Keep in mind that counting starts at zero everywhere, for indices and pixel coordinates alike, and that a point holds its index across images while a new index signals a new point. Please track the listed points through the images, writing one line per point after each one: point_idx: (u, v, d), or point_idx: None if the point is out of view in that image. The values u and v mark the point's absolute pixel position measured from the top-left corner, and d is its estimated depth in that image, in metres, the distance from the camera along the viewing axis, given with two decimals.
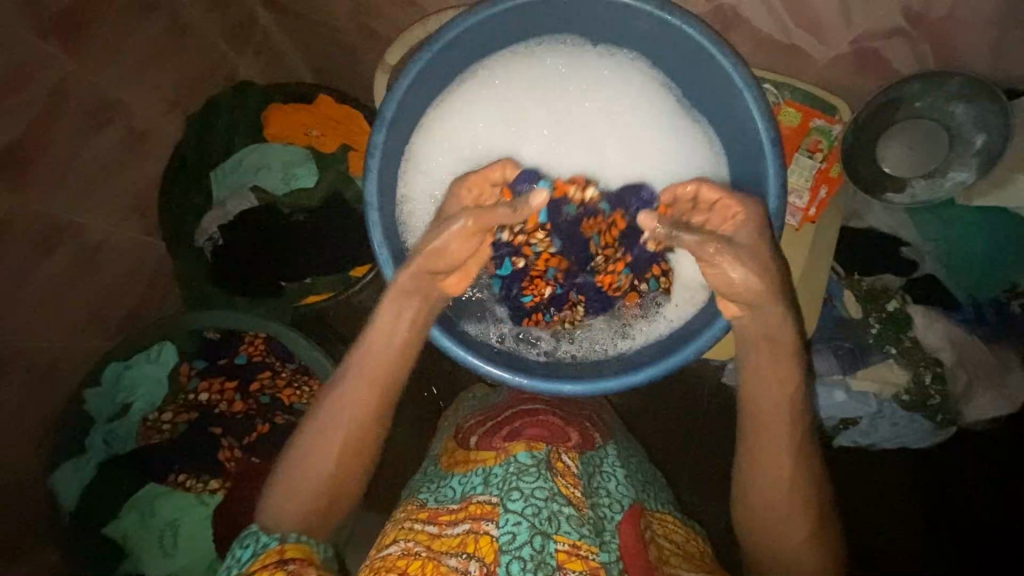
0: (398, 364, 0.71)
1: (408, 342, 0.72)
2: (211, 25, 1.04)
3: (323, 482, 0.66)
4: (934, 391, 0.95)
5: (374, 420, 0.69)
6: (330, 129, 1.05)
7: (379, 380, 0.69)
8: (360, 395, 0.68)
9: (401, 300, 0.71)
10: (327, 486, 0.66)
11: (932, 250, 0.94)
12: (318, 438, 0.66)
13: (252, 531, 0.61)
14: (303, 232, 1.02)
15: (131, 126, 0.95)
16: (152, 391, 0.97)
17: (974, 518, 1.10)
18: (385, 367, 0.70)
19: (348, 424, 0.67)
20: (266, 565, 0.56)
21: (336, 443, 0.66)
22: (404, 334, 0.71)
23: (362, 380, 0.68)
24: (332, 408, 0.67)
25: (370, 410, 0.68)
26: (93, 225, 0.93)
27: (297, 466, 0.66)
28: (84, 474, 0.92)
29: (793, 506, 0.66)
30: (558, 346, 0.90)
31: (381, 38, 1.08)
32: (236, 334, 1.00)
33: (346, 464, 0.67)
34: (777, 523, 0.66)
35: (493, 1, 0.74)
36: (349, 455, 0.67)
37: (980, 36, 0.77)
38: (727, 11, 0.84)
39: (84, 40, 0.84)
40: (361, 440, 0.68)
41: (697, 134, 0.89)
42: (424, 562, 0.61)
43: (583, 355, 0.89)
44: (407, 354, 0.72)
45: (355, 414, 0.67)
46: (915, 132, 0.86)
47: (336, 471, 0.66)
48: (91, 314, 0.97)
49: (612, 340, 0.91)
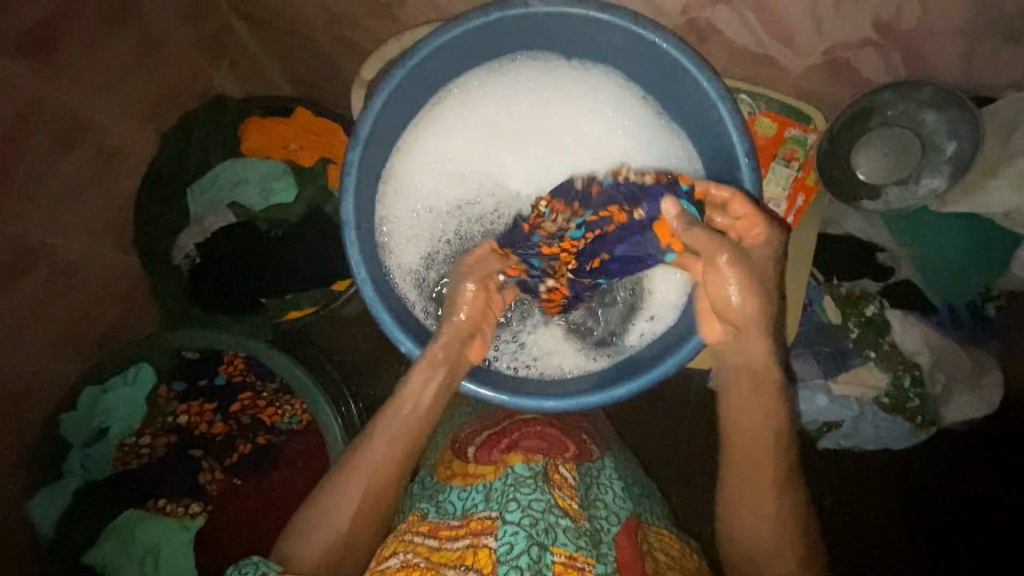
0: (425, 422, 0.75)
1: (436, 406, 0.76)
2: (185, 41, 1.03)
3: (345, 532, 0.68)
4: (912, 394, 0.97)
5: (390, 484, 0.71)
6: (308, 142, 1.04)
7: (406, 439, 0.73)
8: (390, 449, 0.72)
9: (429, 372, 0.76)
10: (351, 534, 0.68)
11: (908, 256, 0.95)
12: (349, 485, 0.70)
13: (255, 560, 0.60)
14: (282, 247, 1.01)
15: (103, 145, 0.93)
16: (129, 415, 0.95)
17: (958, 515, 1.12)
18: (411, 435, 0.73)
19: (371, 482, 0.70)
20: None
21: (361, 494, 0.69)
22: (431, 400, 0.75)
23: (392, 438, 0.72)
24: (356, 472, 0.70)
25: (390, 478, 0.71)
26: (65, 247, 0.91)
27: (330, 506, 0.69)
28: (60, 501, 0.90)
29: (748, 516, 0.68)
30: (529, 358, 0.92)
31: (358, 48, 1.07)
32: (213, 354, 0.97)
33: (368, 517, 0.69)
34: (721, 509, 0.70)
35: (465, 16, 0.73)
36: (370, 510, 0.69)
37: (950, 47, 0.79)
38: (702, 23, 0.84)
39: (52, 60, 0.82)
40: (385, 490, 0.71)
41: (674, 147, 0.89)
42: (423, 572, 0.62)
43: (549, 372, 0.91)
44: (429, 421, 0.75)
45: (383, 469, 0.71)
46: (889, 139, 0.86)
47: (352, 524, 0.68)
48: (67, 336, 0.96)
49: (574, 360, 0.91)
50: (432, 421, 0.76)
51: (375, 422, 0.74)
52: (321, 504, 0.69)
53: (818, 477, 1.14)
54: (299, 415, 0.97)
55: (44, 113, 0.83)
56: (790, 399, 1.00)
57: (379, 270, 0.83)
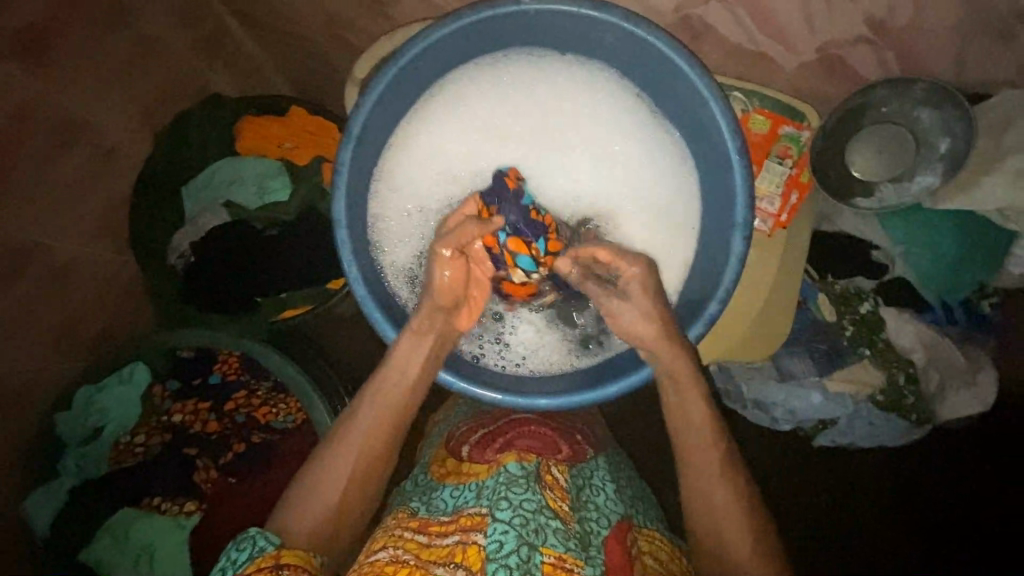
0: (413, 396, 0.74)
1: (423, 378, 0.76)
2: (180, 40, 1.03)
3: (334, 508, 0.67)
4: (908, 391, 0.97)
5: (376, 464, 0.70)
6: (303, 141, 1.04)
7: (394, 413, 0.72)
8: (375, 423, 0.71)
9: (412, 344, 0.76)
10: (340, 512, 0.67)
11: (902, 255, 0.94)
12: (337, 460, 0.69)
13: (251, 534, 0.59)
14: (278, 247, 1.01)
15: (98, 144, 0.93)
16: (123, 414, 0.95)
17: (951, 513, 1.12)
18: (396, 411, 0.72)
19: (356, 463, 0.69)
20: (261, 568, 0.56)
21: (351, 470, 0.68)
22: (418, 373, 0.75)
23: (380, 411, 0.72)
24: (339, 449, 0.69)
25: (377, 456, 0.70)
26: (60, 246, 0.91)
27: (316, 485, 0.67)
28: (56, 499, 0.90)
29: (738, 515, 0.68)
30: (520, 357, 0.93)
31: (353, 47, 1.07)
32: (209, 353, 0.98)
33: (357, 493, 0.69)
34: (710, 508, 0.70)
35: (456, 15, 0.73)
36: (358, 490, 0.69)
37: (943, 44, 0.79)
38: (695, 20, 0.83)
39: (44, 59, 0.82)
40: (374, 466, 0.70)
41: (668, 145, 0.89)
42: (411, 569, 0.61)
43: (538, 370, 0.91)
44: (418, 395, 0.75)
45: (372, 443, 0.70)
46: (883, 136, 0.86)
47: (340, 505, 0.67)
48: (63, 335, 0.96)
49: (563, 361, 0.92)
50: (419, 396, 0.75)
51: (362, 397, 0.73)
52: (308, 478, 0.68)
53: (813, 475, 1.14)
54: (293, 414, 0.97)
55: (37, 112, 0.83)
56: (784, 396, 1.00)
57: (371, 268, 0.83)
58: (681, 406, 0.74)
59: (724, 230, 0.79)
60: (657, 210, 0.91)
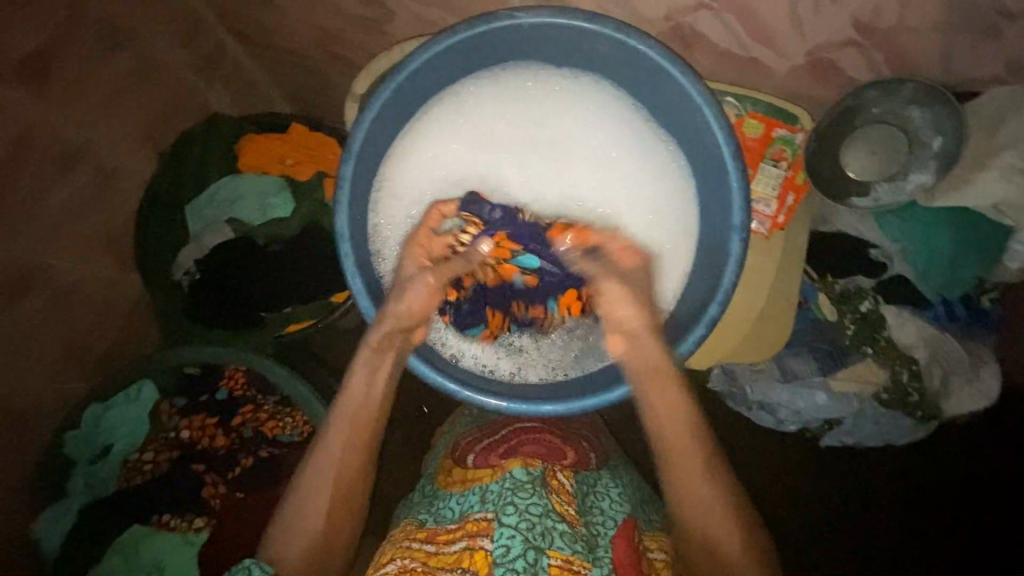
0: (378, 415, 0.74)
1: (386, 395, 0.75)
2: (180, 61, 1.05)
3: (323, 532, 0.68)
4: (912, 388, 0.97)
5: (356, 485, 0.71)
6: (303, 157, 1.05)
7: (364, 434, 0.72)
8: (343, 454, 0.71)
9: (375, 357, 0.75)
10: (328, 538, 0.69)
11: (900, 251, 0.94)
12: (316, 475, 0.70)
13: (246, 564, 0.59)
14: (281, 261, 1.02)
15: (101, 165, 0.95)
16: (132, 432, 0.96)
17: (965, 511, 1.11)
18: (364, 436, 0.72)
19: (336, 491, 0.70)
20: None
21: (327, 503, 0.69)
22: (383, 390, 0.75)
23: (346, 437, 0.71)
24: (314, 472, 0.70)
25: (355, 479, 0.71)
26: (67, 265, 0.93)
27: (299, 519, 0.68)
28: (68, 520, 0.91)
29: (723, 524, 0.68)
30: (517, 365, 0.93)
31: (349, 62, 1.08)
32: (216, 369, 0.99)
33: (341, 523, 0.70)
34: (692, 494, 0.69)
35: (450, 31, 0.75)
36: (341, 514, 0.70)
37: (928, 44, 0.80)
38: (685, 29, 0.85)
39: (49, 83, 0.84)
40: (351, 498, 0.71)
41: (662, 151, 0.91)
42: None
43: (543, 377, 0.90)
44: (384, 410, 0.75)
45: (344, 471, 0.71)
46: (874, 135, 0.87)
47: (326, 536, 0.69)
48: (71, 354, 0.97)
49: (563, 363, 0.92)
50: (387, 405, 0.76)
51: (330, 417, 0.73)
52: (293, 511, 0.69)
53: (822, 476, 1.14)
54: (300, 428, 0.97)
55: (44, 135, 0.84)
56: (789, 396, 1.01)
57: (375, 281, 0.85)
58: (668, 434, 0.72)
59: (721, 233, 0.81)
60: (655, 218, 0.92)
